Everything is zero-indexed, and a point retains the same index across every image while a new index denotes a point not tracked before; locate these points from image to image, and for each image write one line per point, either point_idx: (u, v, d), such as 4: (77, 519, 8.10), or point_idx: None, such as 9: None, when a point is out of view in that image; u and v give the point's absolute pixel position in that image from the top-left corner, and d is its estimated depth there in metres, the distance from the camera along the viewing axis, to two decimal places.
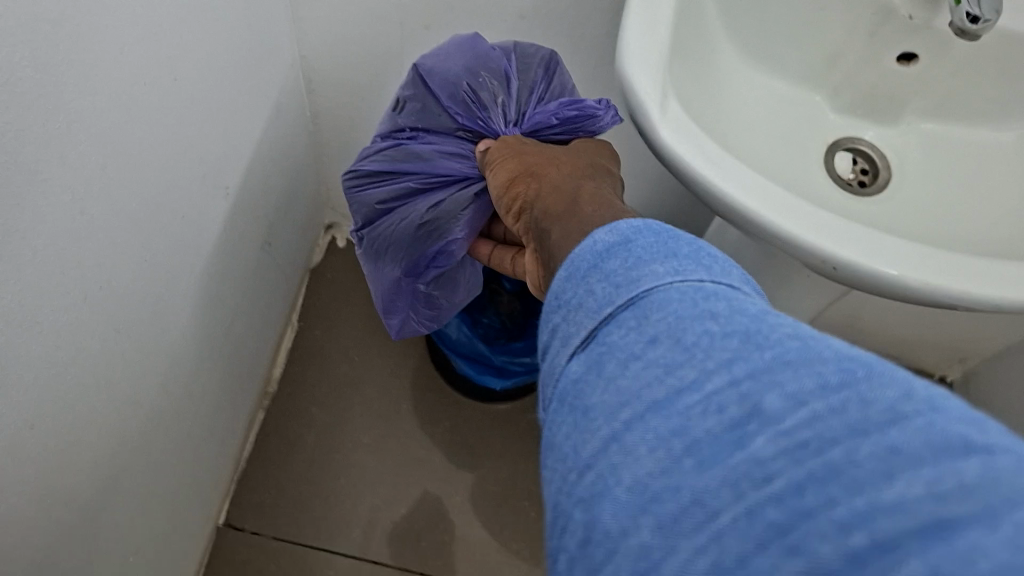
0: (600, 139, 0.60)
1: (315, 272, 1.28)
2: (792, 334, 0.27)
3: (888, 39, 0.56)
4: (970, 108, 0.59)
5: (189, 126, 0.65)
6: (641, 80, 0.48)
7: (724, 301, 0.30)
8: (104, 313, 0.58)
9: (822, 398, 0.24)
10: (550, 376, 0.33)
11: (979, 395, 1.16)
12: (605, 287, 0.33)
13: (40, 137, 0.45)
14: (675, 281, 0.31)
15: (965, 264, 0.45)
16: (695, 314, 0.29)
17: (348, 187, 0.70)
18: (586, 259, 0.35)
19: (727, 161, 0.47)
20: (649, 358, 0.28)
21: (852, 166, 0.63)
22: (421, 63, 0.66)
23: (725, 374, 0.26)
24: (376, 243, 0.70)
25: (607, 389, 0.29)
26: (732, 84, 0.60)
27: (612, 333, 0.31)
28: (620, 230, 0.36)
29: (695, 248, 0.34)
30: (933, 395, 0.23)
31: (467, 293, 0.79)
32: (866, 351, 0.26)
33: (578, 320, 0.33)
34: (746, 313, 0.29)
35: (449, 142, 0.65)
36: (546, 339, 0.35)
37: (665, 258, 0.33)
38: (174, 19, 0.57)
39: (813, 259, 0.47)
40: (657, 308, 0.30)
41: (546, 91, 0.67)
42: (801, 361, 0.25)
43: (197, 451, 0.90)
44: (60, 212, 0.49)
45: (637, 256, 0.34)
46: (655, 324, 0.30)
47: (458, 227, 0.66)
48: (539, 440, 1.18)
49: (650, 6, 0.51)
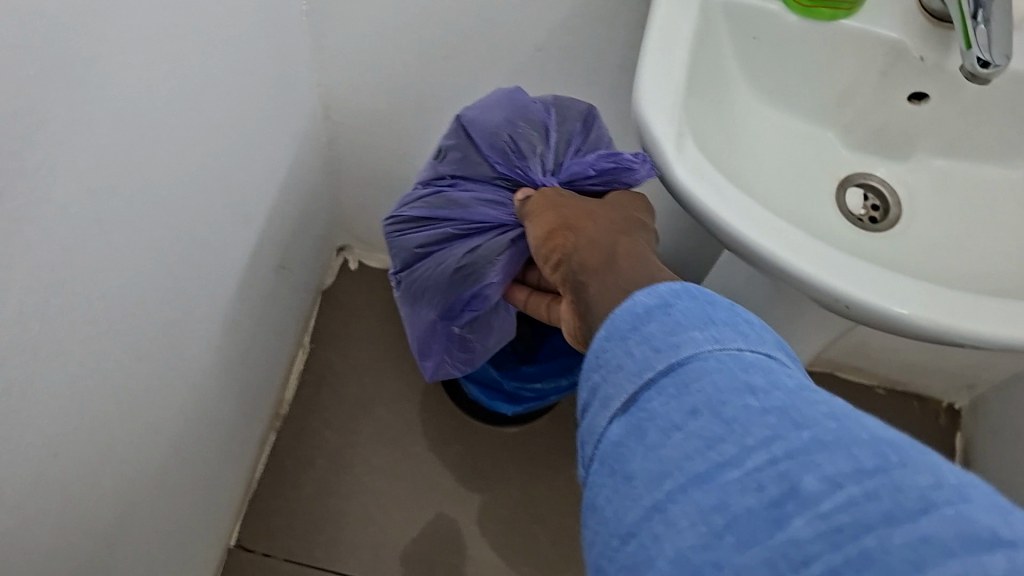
0: (638, 194, 0.59)
1: (327, 294, 1.29)
2: (829, 414, 0.29)
3: (901, 79, 0.57)
4: (979, 146, 0.60)
5: (210, 155, 0.66)
6: (658, 120, 0.49)
7: (762, 373, 0.32)
8: (126, 339, 0.59)
9: (858, 482, 0.26)
10: (592, 436, 0.36)
11: (987, 423, 1.17)
12: (645, 349, 0.35)
13: (71, 173, 0.46)
14: (714, 352, 0.34)
15: (976, 304, 0.46)
16: (735, 387, 0.31)
17: (388, 232, 0.73)
18: (626, 319, 0.37)
19: (742, 200, 0.48)
20: (690, 429, 0.31)
21: (863, 202, 0.63)
22: (464, 114, 0.69)
23: (765, 452, 0.28)
24: (414, 286, 0.72)
25: (649, 456, 0.32)
26: (745, 121, 0.61)
27: (653, 399, 0.33)
28: (659, 292, 0.38)
29: (732, 315, 0.36)
30: (963, 483, 0.25)
31: (501, 337, 0.78)
32: (899, 433, 0.28)
33: (620, 383, 0.35)
34: (783, 387, 0.31)
35: (487, 190, 0.66)
36: (586, 397, 0.37)
37: (704, 326, 0.35)
38: (199, 54, 0.59)
39: (826, 298, 0.47)
40: (697, 378, 0.33)
41: (583, 145, 0.68)
42: (836, 442, 0.27)
43: (211, 473, 0.91)
44: (89, 243, 0.50)
45: (676, 319, 0.36)
46: (695, 394, 0.32)
47: (493, 272, 0.67)
48: (548, 464, 1.18)
49: (667, 44, 0.52)
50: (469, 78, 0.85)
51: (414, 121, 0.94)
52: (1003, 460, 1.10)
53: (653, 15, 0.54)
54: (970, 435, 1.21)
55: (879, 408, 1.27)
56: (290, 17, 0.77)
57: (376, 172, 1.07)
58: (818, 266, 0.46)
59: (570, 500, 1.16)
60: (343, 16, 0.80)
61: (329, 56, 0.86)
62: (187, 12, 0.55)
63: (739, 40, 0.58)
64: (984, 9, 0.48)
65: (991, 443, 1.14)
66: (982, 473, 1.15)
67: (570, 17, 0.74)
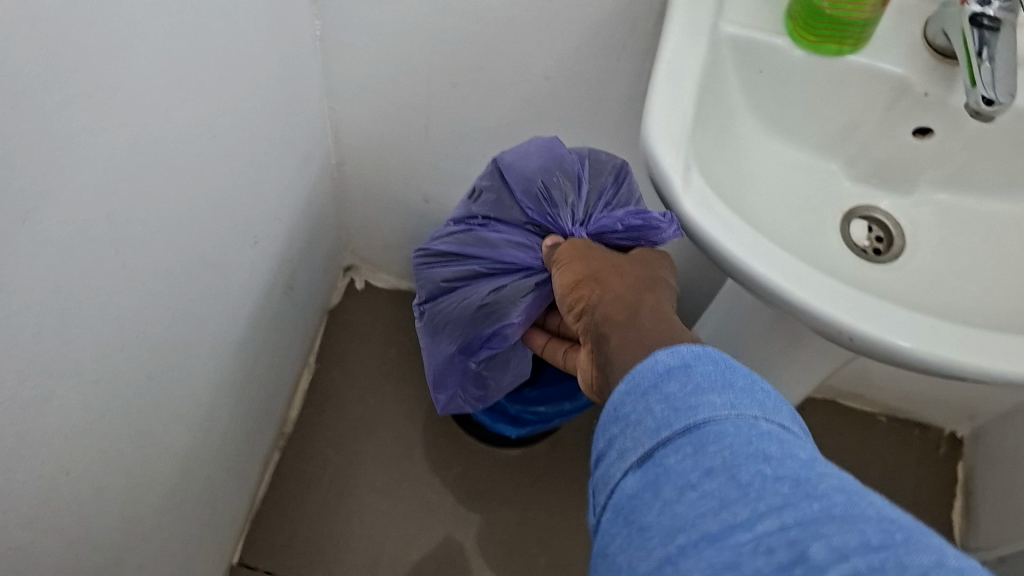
0: (663, 253, 0.60)
1: (332, 314, 1.30)
2: (840, 487, 0.30)
3: (906, 113, 0.58)
4: (982, 180, 0.61)
5: (223, 177, 0.67)
6: (666, 152, 0.50)
7: (776, 443, 0.33)
8: (136, 359, 0.60)
9: (864, 555, 0.26)
10: (606, 484, 0.37)
11: (989, 453, 1.17)
12: (664, 407, 0.36)
13: (90, 196, 0.47)
14: (732, 416, 0.35)
15: (978, 338, 0.46)
16: (750, 453, 0.32)
17: (418, 264, 0.75)
18: (647, 375, 0.38)
19: (747, 232, 0.49)
20: (704, 489, 0.32)
21: (867, 234, 0.64)
22: (501, 157, 0.71)
23: (776, 518, 0.29)
24: (436, 318, 0.73)
25: (663, 511, 0.32)
26: (751, 154, 0.62)
27: (669, 456, 0.34)
28: (681, 352, 0.39)
29: (750, 382, 0.37)
30: (965, 569, 0.26)
31: (516, 377, 0.78)
32: (908, 517, 0.29)
33: (637, 436, 0.36)
34: (796, 458, 0.32)
35: (518, 234, 0.68)
36: (602, 448, 0.38)
37: (723, 389, 0.36)
38: (215, 79, 0.60)
39: (830, 330, 0.48)
40: (714, 440, 0.34)
41: (614, 198, 0.69)
42: (846, 515, 0.28)
43: (215, 492, 0.91)
44: (104, 266, 0.51)
45: (696, 381, 0.37)
46: (711, 456, 0.33)
47: (515, 312, 0.67)
48: (550, 487, 1.18)
49: (676, 76, 0.53)
50: (477, 105, 0.86)
51: (422, 144, 0.95)
52: (1005, 490, 1.10)
53: (663, 48, 0.54)
54: (972, 464, 1.21)
55: (880, 436, 1.27)
56: (302, 42, 0.78)
57: (383, 195, 1.08)
58: (822, 298, 0.47)
59: (571, 523, 1.16)
60: (355, 42, 0.82)
61: (340, 80, 0.88)
62: (205, 39, 0.56)
63: (746, 73, 0.59)
64: (989, 48, 0.50)
65: (993, 473, 1.14)
66: (984, 502, 1.14)
67: (579, 48, 0.75)
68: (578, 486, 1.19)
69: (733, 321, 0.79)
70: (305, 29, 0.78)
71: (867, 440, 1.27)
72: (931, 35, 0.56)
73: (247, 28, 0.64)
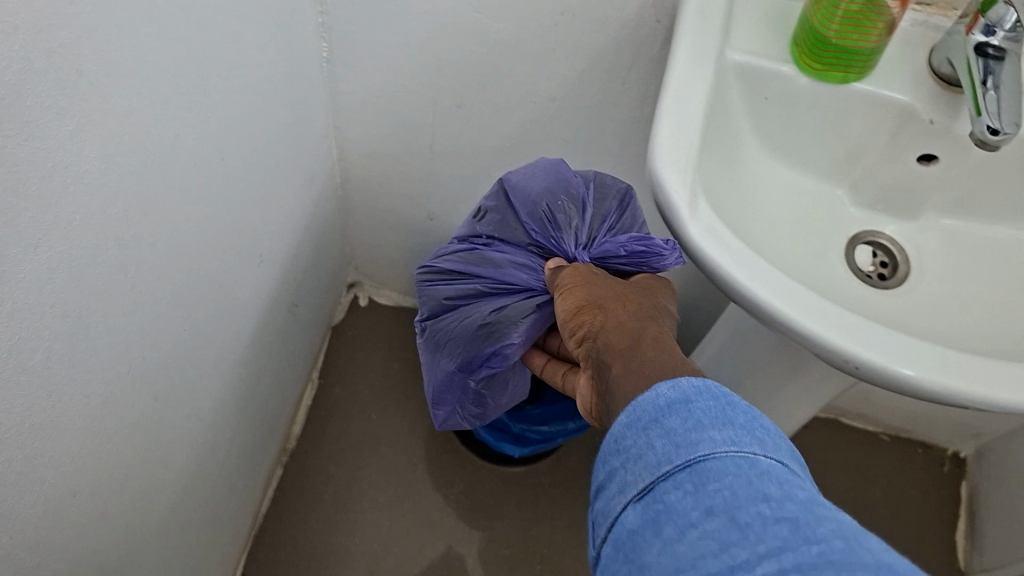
0: (665, 280, 0.60)
1: (336, 331, 1.30)
2: (839, 532, 0.30)
3: (909, 141, 0.58)
4: (985, 206, 0.61)
5: (230, 199, 0.67)
6: (671, 178, 0.50)
7: (776, 483, 0.33)
8: (142, 380, 0.60)
9: None
10: (605, 516, 0.37)
11: (993, 473, 1.16)
12: (665, 443, 0.36)
13: (100, 223, 0.47)
14: (731, 452, 0.35)
15: (982, 368, 0.47)
16: (750, 495, 0.32)
17: (421, 281, 0.75)
18: (648, 409, 0.38)
19: (752, 259, 0.49)
20: (704, 529, 0.32)
21: (871, 259, 0.64)
22: (507, 178, 0.71)
23: (774, 562, 0.29)
24: (437, 335, 0.71)
25: (663, 550, 0.32)
26: (755, 178, 0.63)
27: (669, 492, 0.34)
28: (683, 387, 0.39)
29: (750, 418, 0.37)
30: None
31: (514, 396, 0.77)
32: (904, 560, 0.29)
33: (637, 471, 0.36)
34: (797, 499, 0.32)
35: (521, 255, 0.68)
36: (602, 479, 0.39)
37: (723, 425, 0.36)
38: (223, 103, 0.60)
39: (835, 357, 0.48)
40: (714, 478, 0.34)
41: (617, 223, 0.70)
42: (845, 563, 0.28)
43: (219, 509, 0.91)
44: (114, 290, 0.51)
45: (696, 418, 0.37)
46: (711, 495, 0.33)
47: (515, 332, 0.66)
48: (553, 505, 1.18)
49: (683, 102, 0.53)
50: (482, 126, 0.87)
51: (427, 164, 0.96)
52: (1009, 511, 1.09)
53: (669, 74, 0.55)
54: (976, 484, 1.21)
55: (883, 455, 1.27)
56: (309, 64, 0.79)
57: (388, 213, 1.08)
58: (826, 326, 0.47)
59: (573, 541, 1.15)
60: (361, 63, 0.82)
61: (346, 101, 0.88)
62: (215, 64, 0.57)
63: (751, 99, 0.60)
64: (994, 77, 0.50)
65: (997, 493, 1.14)
66: (988, 522, 1.14)
67: (584, 71, 0.75)
68: (581, 503, 1.18)
69: (736, 341, 0.79)
70: (312, 51, 0.79)
71: (870, 459, 1.26)
72: (936, 63, 0.57)
73: (256, 52, 0.64)
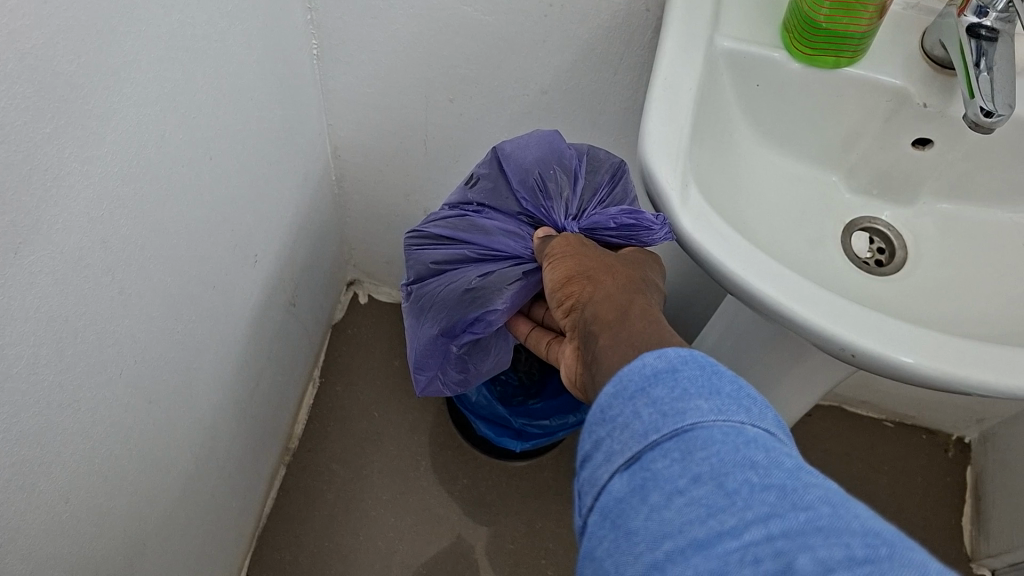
0: (652, 254, 0.60)
1: (336, 329, 1.30)
2: (826, 498, 0.30)
3: (903, 125, 0.58)
4: (982, 189, 0.60)
5: (221, 200, 0.67)
6: (663, 169, 0.50)
7: (763, 450, 0.33)
8: (136, 385, 0.60)
9: (849, 569, 0.27)
10: (590, 485, 0.36)
11: (998, 457, 1.16)
12: (652, 412, 0.36)
13: (84, 227, 0.47)
14: (718, 420, 0.34)
15: (981, 353, 0.46)
16: (737, 461, 0.32)
17: (409, 245, 0.74)
18: (634, 378, 0.38)
19: (747, 249, 0.48)
20: (692, 496, 0.32)
21: (868, 246, 0.63)
22: (501, 147, 0.70)
23: (762, 528, 0.29)
24: (422, 299, 0.71)
25: (651, 517, 0.32)
26: (748, 165, 0.62)
27: (656, 461, 0.34)
28: (668, 356, 0.38)
29: (737, 386, 0.37)
30: None
31: (497, 362, 0.77)
32: (888, 526, 0.30)
33: (622, 439, 0.36)
34: (783, 465, 0.32)
35: (511, 223, 0.68)
36: (588, 449, 0.38)
37: (709, 394, 0.36)
38: (209, 105, 0.60)
39: (834, 347, 0.47)
40: (701, 446, 0.33)
41: (608, 196, 0.69)
42: (832, 529, 0.28)
43: (221, 510, 0.91)
44: (101, 292, 0.51)
45: (683, 386, 0.36)
46: (699, 463, 0.33)
47: (500, 300, 0.65)
48: (557, 498, 1.18)
49: (672, 89, 0.53)
50: (475, 120, 0.86)
51: (421, 160, 0.95)
52: (1014, 496, 1.09)
53: (659, 64, 0.54)
54: (981, 469, 1.21)
55: (887, 441, 1.26)
56: (299, 61, 0.79)
57: (384, 210, 1.08)
58: (823, 316, 0.46)
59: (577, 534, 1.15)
60: (351, 61, 0.82)
61: (338, 98, 0.88)
62: (198, 64, 0.56)
63: (742, 87, 0.59)
64: (987, 59, 0.50)
65: (1002, 478, 1.13)
66: (994, 507, 1.14)
67: (575, 61, 0.75)
68: None
69: (736, 331, 0.79)
70: (301, 48, 0.79)
71: (875, 445, 1.26)
72: (929, 46, 0.56)
73: (242, 50, 0.64)
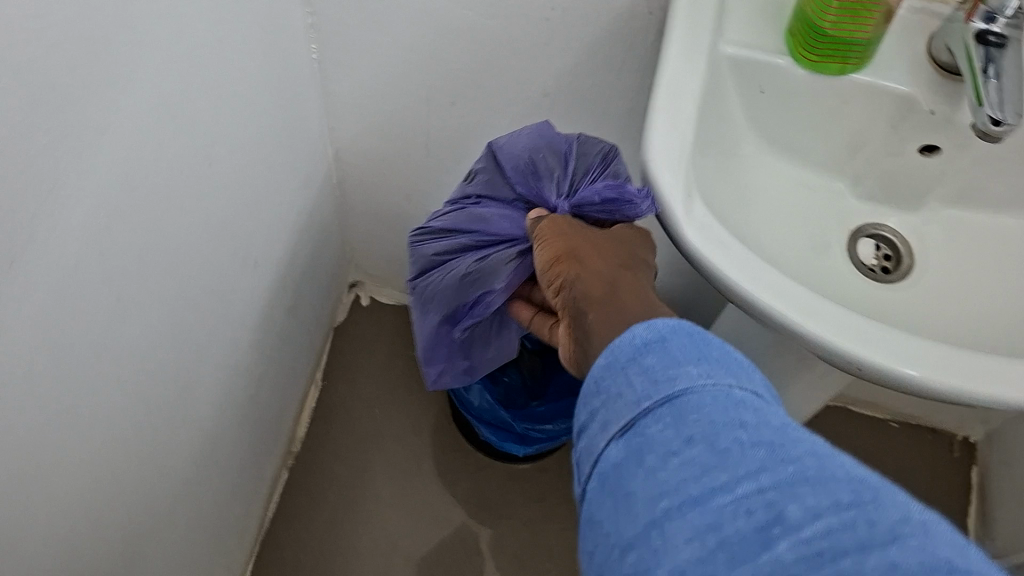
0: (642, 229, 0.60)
1: (338, 331, 1.29)
2: (811, 453, 0.32)
3: (909, 131, 0.57)
4: (991, 196, 0.60)
5: (221, 207, 0.67)
6: (667, 180, 0.49)
7: (751, 410, 0.34)
8: (136, 395, 0.60)
9: (837, 513, 0.28)
10: (586, 454, 0.37)
11: (1003, 457, 1.16)
12: (644, 380, 0.37)
13: (82, 237, 0.47)
14: (707, 384, 0.36)
15: (987, 365, 0.46)
16: (728, 421, 0.33)
17: (411, 241, 0.73)
18: (626, 349, 0.39)
19: (751, 260, 0.48)
20: (686, 455, 0.33)
21: (875, 253, 0.63)
22: (494, 140, 0.70)
23: (754, 480, 0.30)
24: (424, 292, 0.71)
25: (647, 477, 0.33)
26: (753, 172, 0.62)
27: (650, 425, 0.35)
28: (657, 327, 0.40)
29: (723, 354, 0.38)
30: (925, 522, 0.28)
31: (506, 350, 0.76)
32: (870, 474, 0.31)
33: (617, 407, 0.37)
34: (770, 424, 0.34)
35: (506, 209, 0.67)
36: (583, 420, 0.39)
37: (698, 360, 0.37)
38: (210, 112, 0.60)
39: (839, 360, 0.47)
40: (692, 409, 0.35)
41: (602, 174, 0.68)
42: (820, 480, 0.30)
43: (223, 514, 0.91)
44: (100, 304, 0.51)
45: (673, 356, 0.38)
46: (691, 424, 0.34)
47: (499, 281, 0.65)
48: (560, 501, 1.17)
49: (675, 98, 0.52)
50: (476, 124, 0.86)
51: (422, 162, 0.95)
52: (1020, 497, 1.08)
53: (662, 71, 0.53)
54: (986, 469, 1.20)
55: (892, 441, 1.26)
56: (299, 65, 0.78)
57: (385, 213, 1.07)
58: (827, 328, 0.46)
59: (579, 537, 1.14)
60: (352, 64, 0.81)
61: (338, 100, 0.87)
62: (198, 73, 0.56)
63: (747, 93, 0.59)
64: (995, 64, 0.49)
65: (1007, 478, 1.13)
66: (1000, 508, 1.13)
67: (577, 65, 0.74)
68: None
69: (742, 335, 0.78)
70: (301, 52, 0.78)
71: (879, 446, 1.25)
72: (935, 51, 0.56)
73: (242, 57, 0.63)
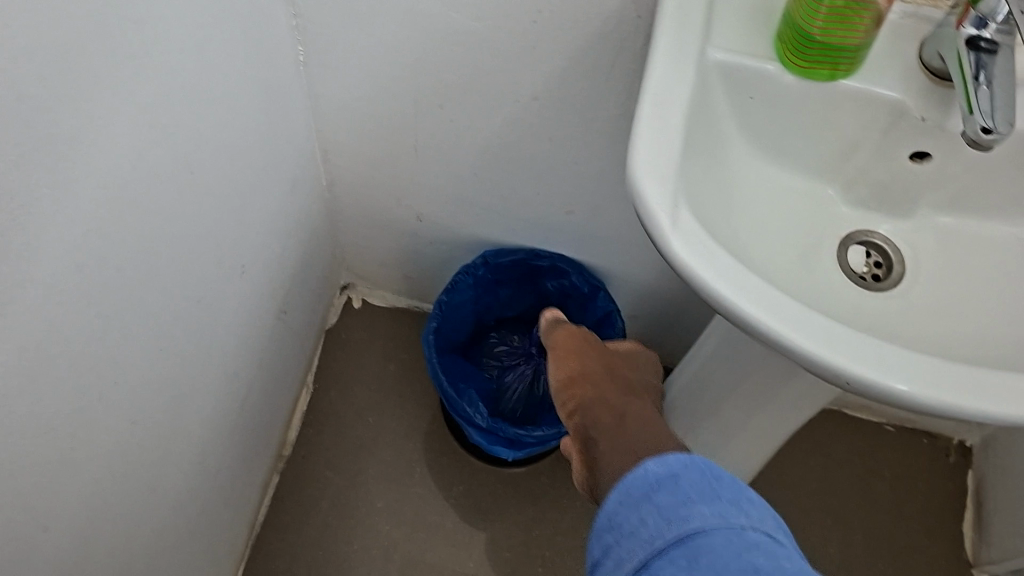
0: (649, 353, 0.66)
1: (330, 333, 1.27)
2: None
3: (901, 138, 0.56)
4: (984, 204, 0.59)
5: (205, 213, 0.66)
6: (652, 191, 0.48)
7: (761, 554, 0.38)
8: (118, 406, 0.59)
9: None
10: None
11: (999, 462, 1.15)
12: (658, 520, 0.41)
13: (58, 251, 0.46)
14: (719, 525, 0.40)
15: (978, 378, 0.45)
16: (738, 565, 0.37)
17: None
18: (638, 487, 0.43)
19: (739, 272, 0.47)
20: None
21: (865, 260, 0.62)
22: None
23: None
24: None
25: None
26: (742, 178, 0.61)
27: (664, 567, 0.39)
28: (669, 463, 0.44)
29: (734, 493, 0.42)
30: None
31: None
32: None
33: (634, 548, 0.41)
34: (779, 570, 0.37)
35: None
36: (599, 554, 0.43)
37: (709, 501, 0.41)
38: (190, 118, 0.59)
39: (827, 373, 0.46)
40: (704, 552, 0.39)
41: None
42: None
43: (213, 522, 0.90)
44: (77, 317, 0.50)
45: (685, 495, 0.42)
46: (701, 566, 0.38)
47: None
48: (554, 505, 1.16)
49: (662, 105, 0.51)
50: (466, 126, 0.85)
51: (412, 165, 0.94)
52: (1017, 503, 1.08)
53: (649, 77, 0.52)
54: (983, 474, 1.19)
55: (888, 445, 1.25)
56: (284, 68, 0.77)
57: (376, 214, 1.06)
58: (817, 342, 0.45)
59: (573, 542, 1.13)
60: (338, 66, 0.80)
61: (325, 103, 0.86)
62: (178, 79, 0.55)
63: (736, 99, 0.58)
64: (986, 71, 0.48)
65: (1003, 483, 1.12)
66: (997, 513, 1.13)
67: (566, 68, 0.73)
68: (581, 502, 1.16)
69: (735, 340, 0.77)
70: (286, 55, 0.77)
71: (875, 449, 1.24)
72: (927, 57, 0.55)
73: (223, 61, 0.62)
